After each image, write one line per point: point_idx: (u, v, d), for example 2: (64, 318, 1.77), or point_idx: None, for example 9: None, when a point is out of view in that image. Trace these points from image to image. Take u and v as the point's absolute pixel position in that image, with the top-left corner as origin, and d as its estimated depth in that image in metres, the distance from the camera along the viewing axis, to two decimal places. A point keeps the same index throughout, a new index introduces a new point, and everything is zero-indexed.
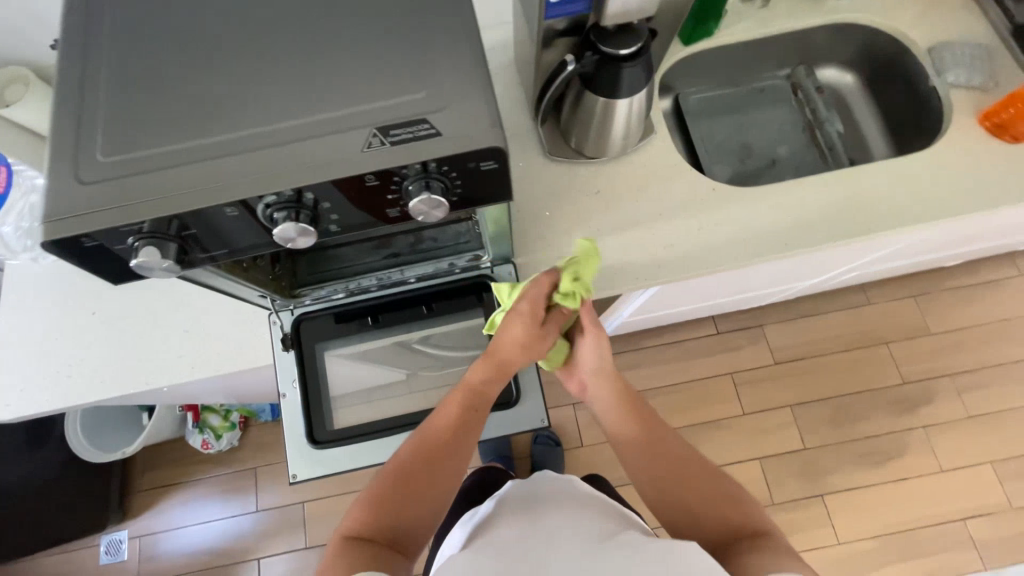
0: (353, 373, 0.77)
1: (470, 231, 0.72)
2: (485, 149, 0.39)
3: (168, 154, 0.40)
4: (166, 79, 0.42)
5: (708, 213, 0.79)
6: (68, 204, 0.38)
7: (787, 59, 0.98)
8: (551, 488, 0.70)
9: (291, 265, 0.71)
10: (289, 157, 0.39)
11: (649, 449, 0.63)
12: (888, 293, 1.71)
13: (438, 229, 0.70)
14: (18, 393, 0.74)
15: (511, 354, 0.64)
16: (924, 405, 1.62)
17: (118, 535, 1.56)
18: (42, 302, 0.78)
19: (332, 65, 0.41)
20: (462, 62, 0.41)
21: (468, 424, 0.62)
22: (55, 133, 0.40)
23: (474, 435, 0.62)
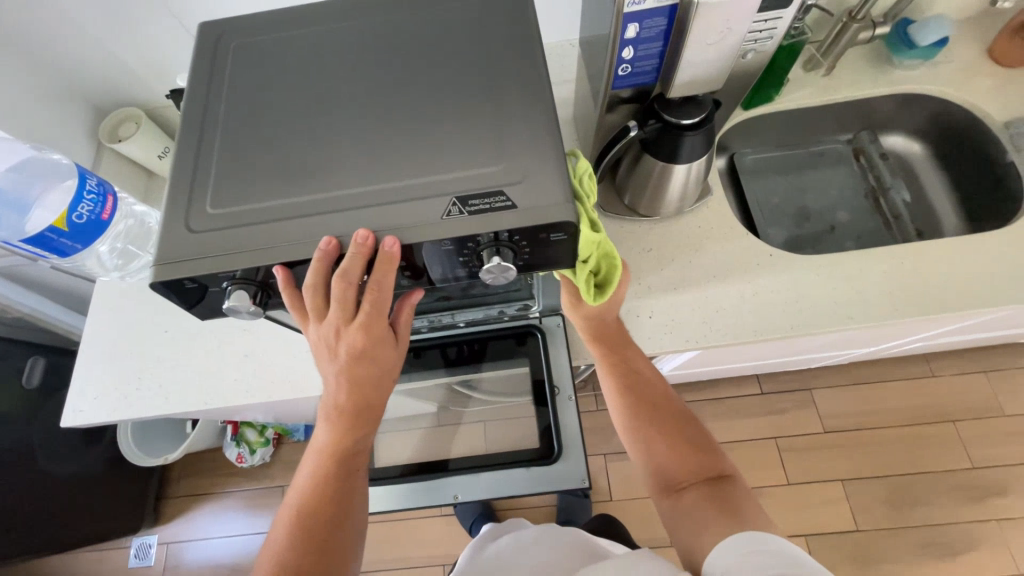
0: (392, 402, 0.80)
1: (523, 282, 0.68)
2: (557, 222, 0.40)
3: (265, 210, 0.43)
4: (268, 143, 0.46)
5: (765, 277, 0.77)
6: (177, 251, 0.42)
7: (849, 125, 0.97)
8: (527, 530, 0.80)
9: None
10: (373, 219, 0.42)
11: (639, 415, 0.64)
12: (955, 366, 1.58)
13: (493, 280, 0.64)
14: (91, 402, 0.80)
15: (368, 397, 0.53)
16: (998, 495, 1.46)
17: (148, 540, 1.62)
18: (122, 317, 0.85)
19: (418, 137, 0.45)
20: (537, 139, 0.43)
21: (348, 476, 0.55)
22: (172, 186, 0.45)
23: (358, 479, 0.57)
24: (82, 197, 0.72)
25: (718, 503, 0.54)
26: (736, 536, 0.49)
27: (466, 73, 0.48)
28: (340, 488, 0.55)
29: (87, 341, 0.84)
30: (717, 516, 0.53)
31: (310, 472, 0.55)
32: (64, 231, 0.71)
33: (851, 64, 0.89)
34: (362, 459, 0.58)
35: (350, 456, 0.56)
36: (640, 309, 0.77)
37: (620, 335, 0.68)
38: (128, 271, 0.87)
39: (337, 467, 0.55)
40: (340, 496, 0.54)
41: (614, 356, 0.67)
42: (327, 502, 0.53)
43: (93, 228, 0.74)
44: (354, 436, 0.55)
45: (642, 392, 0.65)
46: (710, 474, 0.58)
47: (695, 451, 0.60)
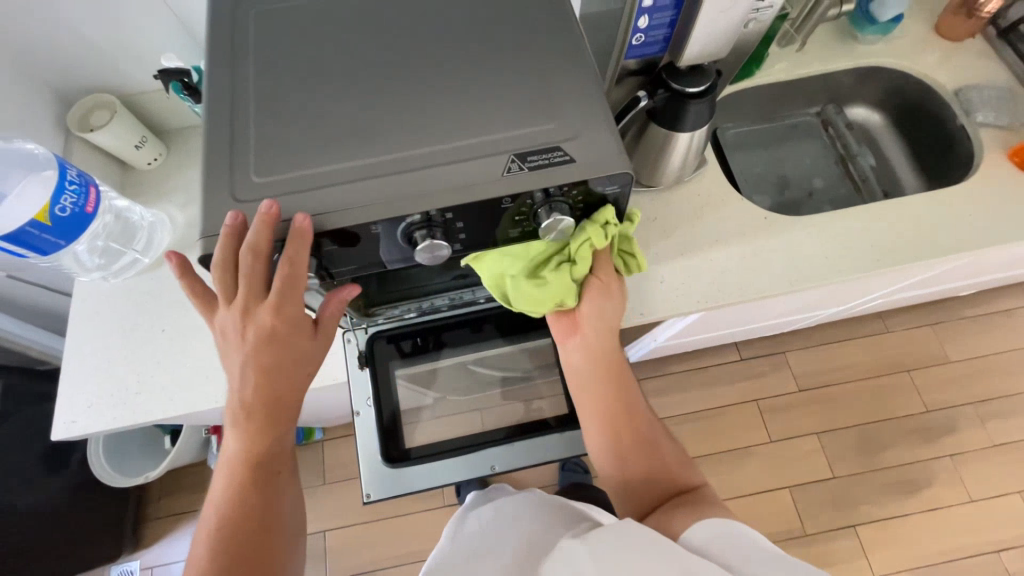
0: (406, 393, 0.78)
1: None
2: (614, 174, 0.42)
3: (315, 175, 0.42)
4: (305, 107, 0.45)
5: (764, 239, 0.83)
6: (224, 220, 0.41)
7: (817, 98, 1.05)
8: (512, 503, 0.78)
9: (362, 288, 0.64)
10: (433, 180, 0.42)
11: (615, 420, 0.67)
12: (906, 321, 1.75)
13: None
14: (86, 411, 0.74)
15: (283, 391, 0.55)
16: (949, 433, 1.63)
17: (130, 564, 1.52)
18: (112, 320, 0.80)
19: (464, 99, 0.45)
20: (584, 97, 0.45)
21: (269, 472, 0.59)
22: (210, 156, 0.43)
23: (280, 472, 0.60)
24: (63, 189, 0.67)
25: (683, 500, 0.59)
26: (717, 522, 0.52)
27: (502, 37, 0.48)
28: (262, 483, 0.58)
29: (73, 348, 0.78)
30: (679, 507, 0.58)
31: (233, 470, 0.58)
32: (46, 226, 0.66)
33: (819, 40, 0.96)
34: (282, 453, 0.60)
35: (272, 456, 0.59)
36: (654, 276, 0.81)
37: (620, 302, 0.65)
38: (111, 270, 0.81)
39: (257, 463, 0.58)
40: (262, 491, 0.58)
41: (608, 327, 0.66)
42: (256, 504, 0.57)
43: (78, 222, 0.69)
44: (274, 436, 0.57)
45: (619, 399, 0.67)
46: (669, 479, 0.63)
47: (652, 443, 0.66)
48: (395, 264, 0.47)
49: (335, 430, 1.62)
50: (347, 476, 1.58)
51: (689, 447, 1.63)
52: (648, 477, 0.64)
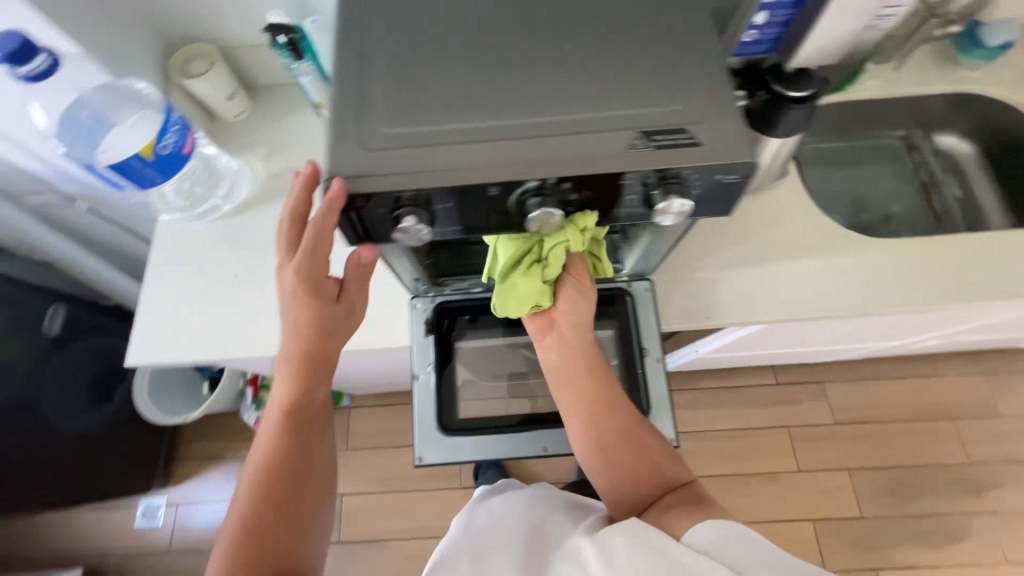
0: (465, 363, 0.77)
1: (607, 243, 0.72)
2: (740, 163, 0.41)
3: (441, 133, 0.43)
4: (431, 65, 0.45)
5: (841, 258, 0.80)
6: (353, 166, 0.42)
7: (903, 122, 1.01)
8: (532, 508, 0.65)
9: (432, 260, 0.67)
10: (558, 148, 0.42)
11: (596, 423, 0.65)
12: (959, 368, 1.67)
13: None
14: (160, 342, 0.78)
15: (317, 346, 0.61)
16: (988, 488, 1.56)
17: (156, 500, 1.58)
18: (191, 260, 0.83)
19: (591, 72, 0.45)
20: (715, 83, 0.44)
21: (304, 428, 0.62)
22: (340, 104, 0.44)
23: (315, 432, 0.63)
24: (168, 128, 0.70)
25: (680, 499, 0.58)
26: (710, 520, 0.52)
27: (632, 13, 0.47)
28: (298, 438, 0.62)
29: (154, 282, 0.82)
30: (678, 506, 0.56)
31: (272, 427, 0.62)
32: (148, 161, 0.69)
33: (918, 61, 0.93)
34: (316, 413, 0.64)
35: (309, 411, 0.63)
36: (723, 281, 0.80)
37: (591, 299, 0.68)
38: (194, 213, 0.85)
39: (293, 419, 0.62)
40: (297, 447, 0.61)
41: (582, 322, 0.68)
42: (291, 455, 0.60)
43: (175, 160, 0.72)
44: (312, 391, 0.63)
45: (599, 400, 0.66)
46: (664, 482, 0.61)
47: (640, 440, 0.64)
48: (448, 237, 0.47)
49: (362, 400, 1.65)
50: (369, 445, 1.60)
51: (713, 464, 1.60)
52: (639, 477, 0.62)
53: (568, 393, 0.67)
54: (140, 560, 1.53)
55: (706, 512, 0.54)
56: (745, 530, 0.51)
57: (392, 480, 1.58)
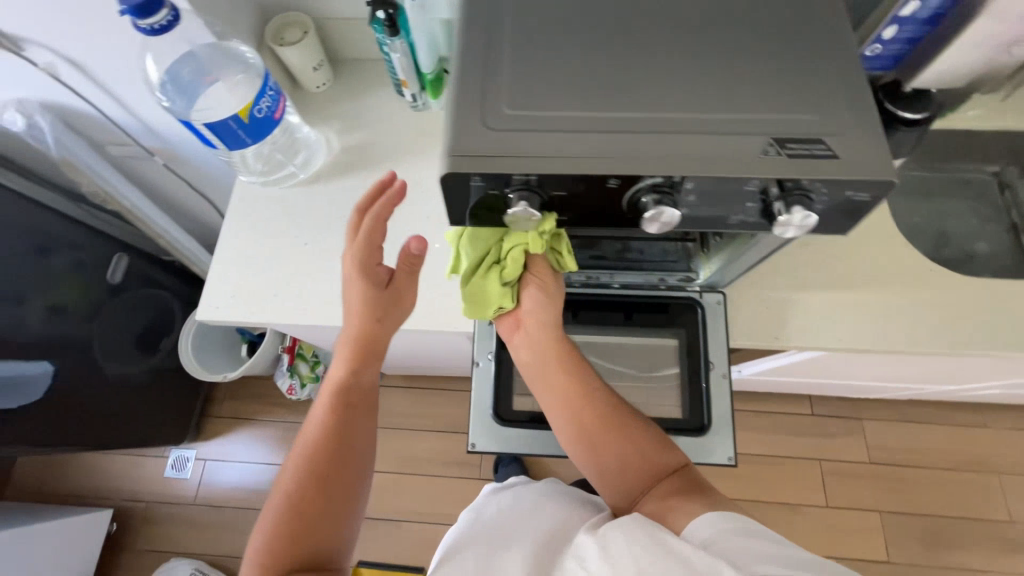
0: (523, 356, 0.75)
1: (679, 249, 0.70)
2: (876, 180, 0.39)
3: (564, 120, 0.42)
4: (556, 52, 0.45)
5: (928, 292, 0.76)
6: (474, 144, 0.42)
7: (999, 157, 0.95)
8: (535, 518, 0.59)
9: None
10: (684, 147, 0.41)
11: (581, 415, 0.63)
12: (1011, 421, 1.58)
13: (648, 242, 0.68)
14: (229, 300, 0.80)
15: (371, 326, 0.62)
16: None
17: (186, 453, 1.63)
18: (263, 223, 0.85)
19: (721, 72, 0.43)
20: (852, 94, 0.42)
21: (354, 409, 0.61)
22: (464, 80, 0.44)
23: (365, 415, 0.63)
24: (264, 92, 0.71)
25: (677, 487, 0.56)
26: (713, 512, 0.51)
27: (764, 17, 0.46)
28: (346, 419, 0.60)
29: (227, 241, 0.84)
30: (677, 491, 0.55)
31: (321, 407, 0.61)
32: (243, 123, 0.70)
33: None
34: (365, 396, 0.63)
35: (359, 393, 0.62)
36: (795, 302, 0.77)
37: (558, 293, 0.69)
38: (271, 178, 0.87)
39: (342, 398, 0.61)
40: (345, 427, 0.60)
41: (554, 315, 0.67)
42: (337, 435, 0.59)
43: (266, 125, 0.73)
44: (363, 371, 0.63)
45: (585, 392, 0.64)
46: (660, 470, 0.59)
47: (626, 428, 0.62)
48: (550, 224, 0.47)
49: (391, 380, 1.66)
50: (394, 426, 1.61)
51: (738, 488, 1.56)
52: (631, 467, 0.60)
53: (551, 386, 0.66)
54: (166, 508, 1.58)
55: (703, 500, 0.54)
56: (745, 522, 0.49)
57: (412, 462, 1.59)
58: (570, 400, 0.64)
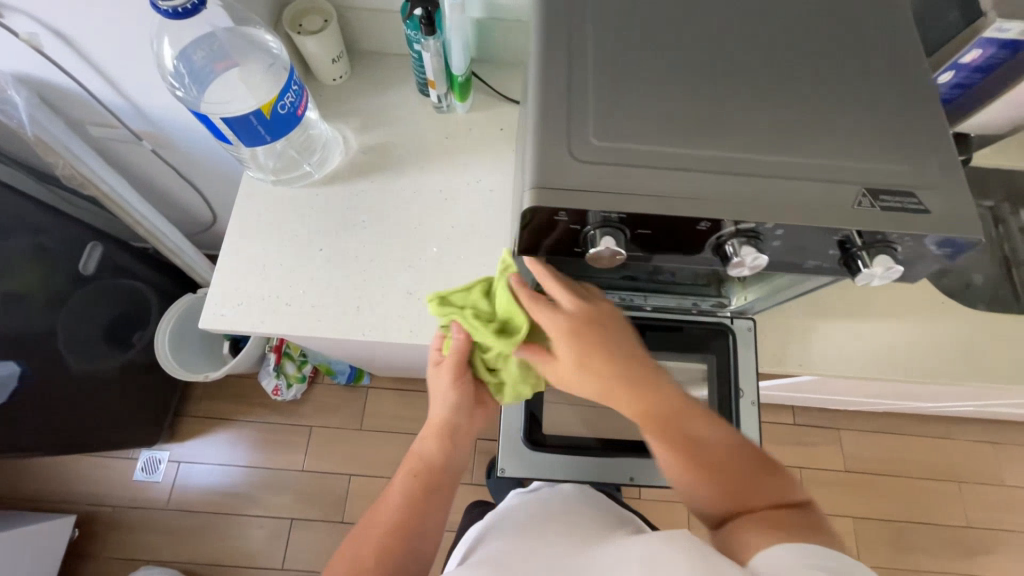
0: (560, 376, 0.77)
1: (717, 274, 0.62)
2: (966, 237, 0.40)
3: (655, 153, 0.41)
4: (641, 81, 0.43)
5: (940, 324, 0.78)
6: (562, 175, 0.39)
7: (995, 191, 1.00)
8: (562, 537, 0.53)
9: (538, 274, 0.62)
10: (776, 191, 0.40)
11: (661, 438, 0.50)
12: (971, 433, 1.67)
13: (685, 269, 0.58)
14: (236, 308, 0.74)
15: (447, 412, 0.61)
16: (980, 552, 1.59)
17: (158, 455, 1.53)
18: (273, 225, 0.79)
19: (812, 116, 0.43)
20: (937, 147, 0.42)
21: (433, 486, 0.57)
22: (549, 106, 0.41)
23: (440, 497, 0.58)
24: (290, 88, 0.65)
25: (779, 520, 0.44)
26: (794, 545, 0.40)
27: (845, 60, 0.46)
28: (424, 496, 0.56)
29: (234, 243, 0.77)
30: (776, 530, 0.43)
31: (397, 479, 0.58)
32: (264, 119, 0.64)
33: None
34: (447, 481, 0.59)
35: (438, 474, 0.58)
36: (818, 330, 0.78)
37: (596, 320, 0.50)
38: (283, 176, 0.81)
39: (422, 475, 0.58)
40: (420, 501, 0.56)
41: (604, 365, 0.50)
42: (418, 514, 0.55)
43: (288, 122, 0.67)
44: (447, 453, 0.60)
45: (668, 411, 0.50)
46: (762, 503, 0.46)
47: (717, 455, 0.49)
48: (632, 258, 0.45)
49: (382, 381, 1.61)
50: (384, 428, 1.56)
51: None
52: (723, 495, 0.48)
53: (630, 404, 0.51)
54: (135, 514, 1.48)
55: (793, 530, 0.42)
56: (823, 558, 0.38)
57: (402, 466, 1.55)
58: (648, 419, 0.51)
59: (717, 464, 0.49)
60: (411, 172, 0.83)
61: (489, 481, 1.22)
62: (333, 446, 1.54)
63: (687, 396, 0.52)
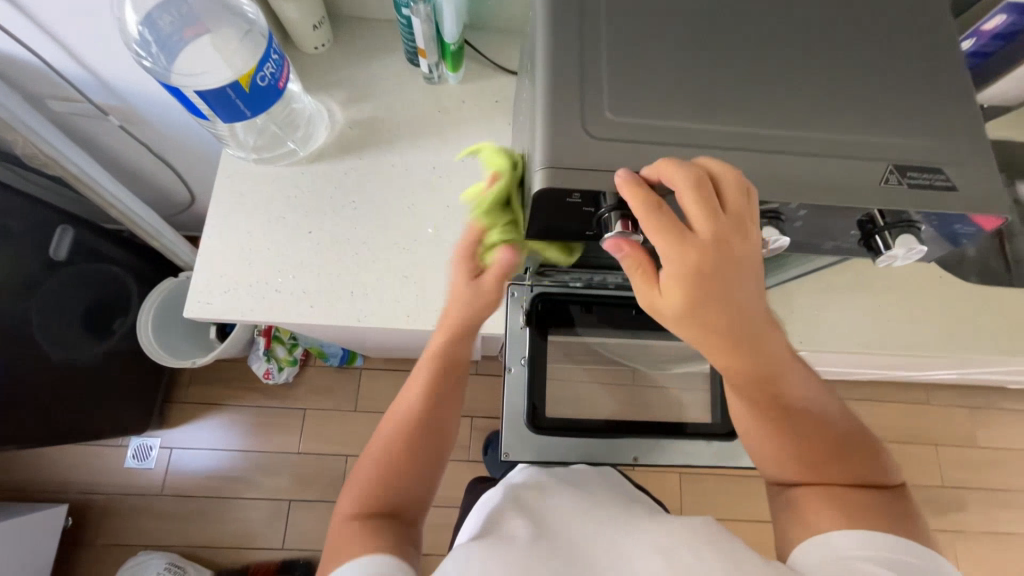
0: (561, 355, 0.78)
1: None
2: (992, 215, 0.39)
3: (673, 129, 0.38)
4: (658, 50, 0.40)
5: (939, 297, 0.79)
6: (577, 153, 0.37)
7: None
8: (578, 520, 0.51)
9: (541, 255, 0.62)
10: (800, 169, 0.38)
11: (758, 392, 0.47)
12: (949, 398, 1.73)
13: None
14: (223, 295, 0.71)
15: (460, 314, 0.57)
16: (959, 511, 1.65)
17: (149, 442, 1.50)
18: (257, 206, 0.74)
19: (837, 89, 0.41)
20: (962, 121, 0.41)
21: (448, 382, 0.57)
22: (561, 77, 0.38)
23: (453, 391, 0.58)
24: (269, 57, 0.60)
25: (858, 500, 0.44)
26: (862, 532, 0.41)
27: (869, 27, 0.43)
28: (440, 396, 0.56)
29: (216, 225, 0.73)
30: (852, 514, 0.43)
31: (415, 373, 0.57)
32: (243, 92, 0.59)
33: None
34: (459, 374, 0.59)
35: (451, 372, 0.58)
36: (818, 306, 0.78)
37: (730, 256, 0.34)
38: (265, 154, 0.76)
39: (437, 371, 0.57)
40: (438, 401, 0.56)
41: (723, 319, 0.36)
42: (433, 411, 0.55)
43: (269, 96, 0.62)
44: (459, 347, 0.58)
45: (776, 370, 0.47)
46: (842, 481, 0.46)
47: (803, 422, 0.48)
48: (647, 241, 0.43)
49: (375, 361, 1.59)
50: (378, 408, 1.56)
51: None
52: (806, 468, 0.47)
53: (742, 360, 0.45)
54: (130, 500, 1.46)
55: (862, 517, 0.43)
56: (880, 549, 0.40)
57: None
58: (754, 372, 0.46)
59: (801, 428, 0.48)
60: (402, 148, 0.78)
61: (487, 458, 1.23)
62: (329, 428, 1.53)
63: (793, 357, 0.49)
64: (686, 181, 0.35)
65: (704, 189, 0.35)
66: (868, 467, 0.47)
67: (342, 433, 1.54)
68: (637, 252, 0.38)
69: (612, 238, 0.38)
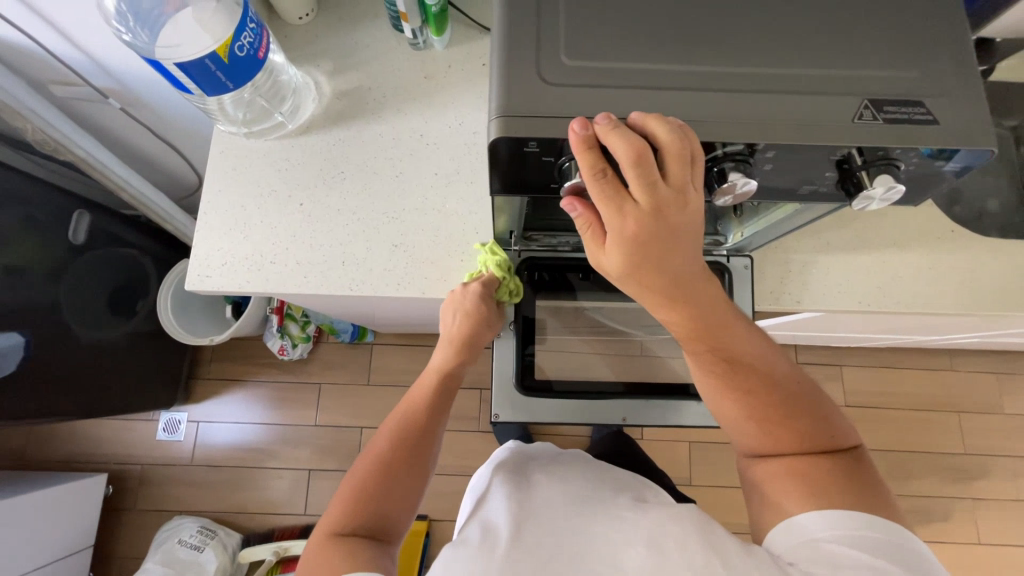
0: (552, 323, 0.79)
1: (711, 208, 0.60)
2: (977, 149, 0.37)
3: (638, 72, 0.37)
4: None
5: (949, 253, 0.75)
6: (535, 100, 0.36)
7: None
8: (557, 487, 0.52)
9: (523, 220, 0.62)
10: (773, 106, 0.37)
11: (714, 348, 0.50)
12: (972, 364, 1.66)
13: None
14: (219, 270, 0.73)
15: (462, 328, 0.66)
16: (978, 478, 1.60)
17: (177, 416, 1.59)
18: (247, 181, 0.76)
19: (814, 21, 0.39)
20: (953, 51, 0.39)
21: (446, 395, 0.64)
22: (518, 25, 0.37)
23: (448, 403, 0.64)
24: (245, 26, 0.60)
25: (819, 476, 0.46)
26: (832, 512, 0.43)
27: None
28: (439, 403, 0.63)
29: (211, 200, 0.75)
30: (818, 493, 0.45)
31: (423, 377, 0.66)
32: (222, 63, 0.60)
33: None
34: (456, 385, 0.66)
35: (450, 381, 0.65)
36: (820, 264, 0.75)
37: (666, 227, 0.35)
38: (254, 127, 0.76)
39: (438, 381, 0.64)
40: (437, 408, 0.62)
41: (657, 282, 0.38)
42: (430, 414, 0.61)
43: (249, 65, 0.63)
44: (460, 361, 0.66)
45: (727, 328, 0.49)
46: (800, 453, 0.48)
47: (761, 387, 0.51)
48: None
49: (385, 337, 1.63)
50: (389, 382, 1.60)
51: None
52: (760, 434, 0.50)
53: (693, 317, 0.45)
54: (162, 469, 1.56)
55: (825, 494, 0.45)
56: (847, 530, 0.42)
57: None
58: (710, 329, 0.48)
59: (756, 385, 0.51)
60: (389, 117, 0.78)
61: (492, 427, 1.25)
62: (342, 401, 1.59)
63: (744, 318, 0.51)
64: (626, 154, 0.33)
65: (645, 163, 0.33)
66: (825, 437, 0.49)
67: (355, 405, 1.59)
68: (589, 212, 0.38)
69: (568, 196, 0.38)
